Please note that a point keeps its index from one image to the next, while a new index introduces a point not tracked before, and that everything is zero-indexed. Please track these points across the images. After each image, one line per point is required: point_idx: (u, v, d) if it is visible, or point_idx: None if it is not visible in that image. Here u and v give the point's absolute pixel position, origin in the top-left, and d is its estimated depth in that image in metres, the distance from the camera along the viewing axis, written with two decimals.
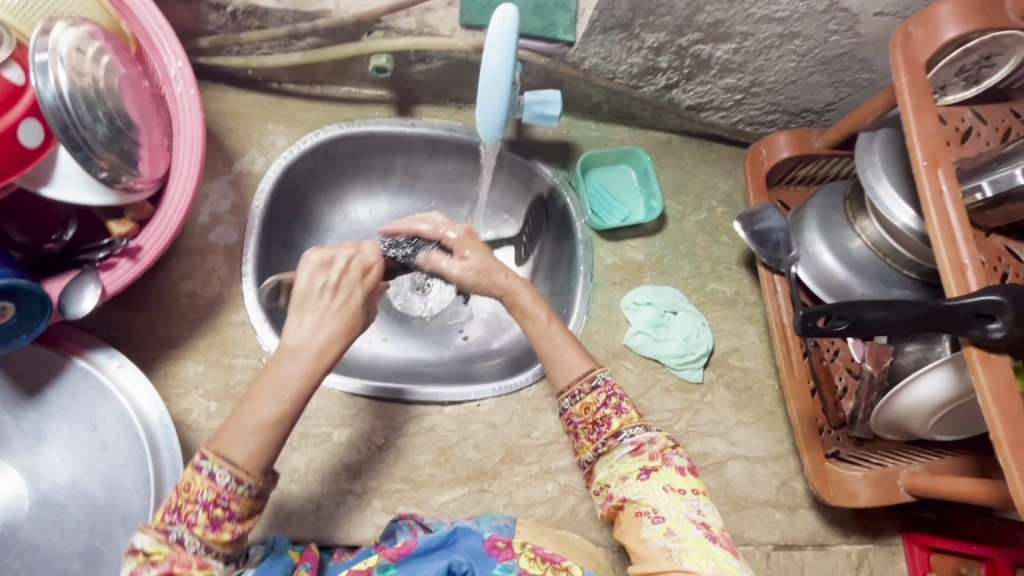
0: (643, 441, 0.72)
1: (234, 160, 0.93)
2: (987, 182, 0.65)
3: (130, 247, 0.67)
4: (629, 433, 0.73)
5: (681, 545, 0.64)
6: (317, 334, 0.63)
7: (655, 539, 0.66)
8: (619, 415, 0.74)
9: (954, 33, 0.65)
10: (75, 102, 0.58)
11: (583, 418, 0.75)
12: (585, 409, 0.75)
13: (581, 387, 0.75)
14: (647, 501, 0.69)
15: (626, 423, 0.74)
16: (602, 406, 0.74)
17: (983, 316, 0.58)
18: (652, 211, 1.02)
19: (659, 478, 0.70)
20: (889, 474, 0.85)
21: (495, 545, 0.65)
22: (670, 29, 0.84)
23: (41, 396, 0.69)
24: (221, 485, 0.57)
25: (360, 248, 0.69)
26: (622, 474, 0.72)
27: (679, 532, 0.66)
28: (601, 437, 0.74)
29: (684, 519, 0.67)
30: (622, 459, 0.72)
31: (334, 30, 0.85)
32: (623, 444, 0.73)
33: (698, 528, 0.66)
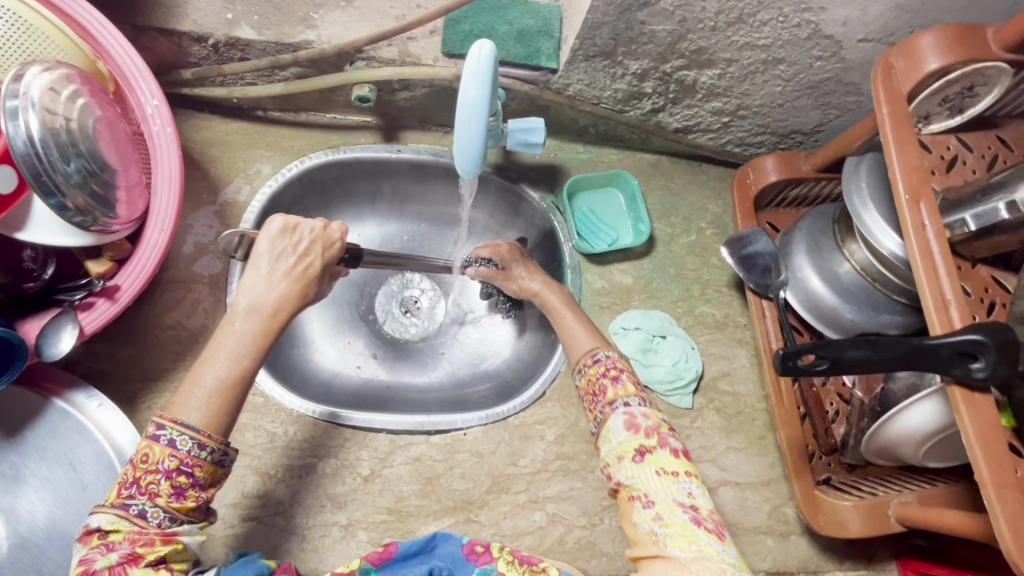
0: (637, 414, 0.71)
1: (219, 190, 0.93)
2: (972, 216, 0.64)
3: (108, 287, 0.67)
4: (624, 403, 0.72)
5: (667, 530, 0.63)
6: (273, 292, 0.64)
7: (644, 523, 0.65)
8: (615, 384, 0.74)
9: (935, 65, 0.64)
10: (47, 147, 0.58)
11: (586, 390, 0.77)
12: (588, 381, 0.77)
13: (585, 361, 0.79)
14: (639, 486, 0.67)
15: (621, 393, 0.73)
16: (602, 377, 0.76)
17: (966, 356, 0.58)
18: (640, 235, 1.01)
19: (652, 461, 0.68)
20: (880, 504, 0.84)
21: (474, 550, 0.68)
22: (653, 56, 0.83)
23: (20, 437, 0.69)
24: (182, 451, 0.57)
25: (325, 221, 0.70)
26: (618, 454, 0.70)
27: (666, 517, 0.64)
28: (599, 407, 0.74)
29: (672, 503, 0.65)
30: (618, 437, 0.70)
31: (317, 61, 0.86)
32: (617, 412, 0.71)
33: (685, 512, 0.64)
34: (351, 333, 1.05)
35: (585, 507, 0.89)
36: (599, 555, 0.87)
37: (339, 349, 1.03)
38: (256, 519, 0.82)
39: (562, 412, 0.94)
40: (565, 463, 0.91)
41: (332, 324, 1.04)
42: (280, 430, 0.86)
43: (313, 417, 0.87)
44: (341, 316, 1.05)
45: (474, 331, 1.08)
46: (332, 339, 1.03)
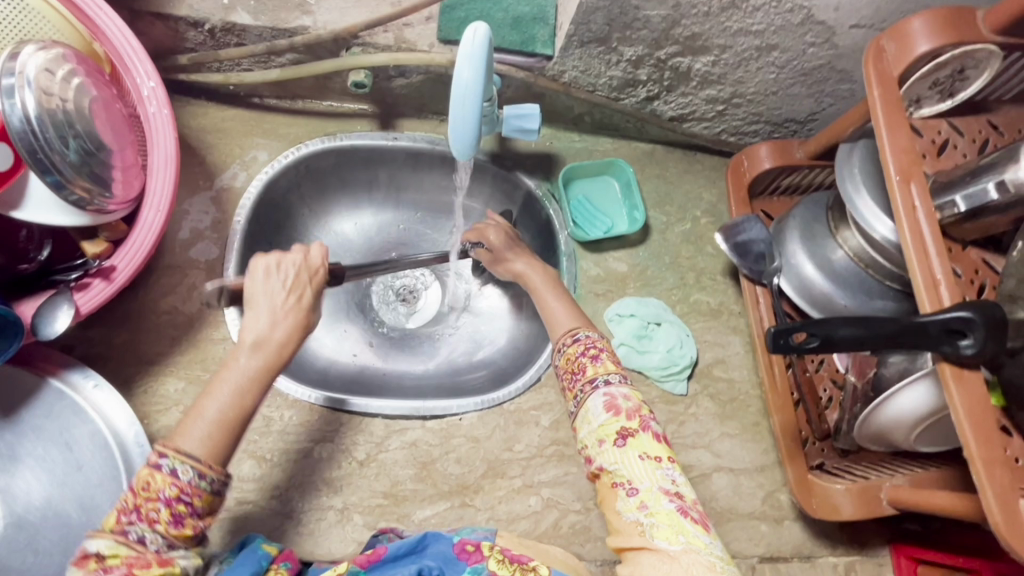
0: (618, 396, 0.70)
1: (215, 176, 0.93)
2: (962, 197, 0.65)
3: (104, 267, 0.67)
4: (604, 381, 0.72)
5: (653, 520, 0.63)
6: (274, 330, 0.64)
7: (629, 513, 0.65)
8: (595, 362, 0.74)
9: (926, 47, 0.64)
10: (43, 125, 0.59)
11: (565, 369, 0.76)
12: (567, 360, 0.76)
13: (564, 341, 0.78)
14: (624, 472, 0.67)
15: (601, 371, 0.73)
16: (581, 356, 0.75)
17: (954, 332, 0.58)
18: (635, 223, 1.01)
19: (635, 445, 0.68)
20: (872, 487, 0.85)
21: (464, 549, 0.67)
22: (648, 42, 0.84)
23: (16, 417, 0.69)
24: (183, 481, 0.56)
25: (305, 251, 0.71)
26: (599, 437, 0.69)
27: (651, 506, 0.64)
28: (579, 384, 0.73)
29: (658, 491, 0.65)
30: (599, 418, 0.70)
31: (312, 47, 0.86)
32: (597, 392, 0.71)
33: (670, 501, 0.64)
34: (348, 321, 1.05)
35: (580, 492, 0.90)
36: (594, 539, 0.88)
37: (336, 336, 1.03)
38: (252, 503, 0.82)
39: (557, 398, 0.94)
40: (560, 448, 0.92)
41: (328, 311, 1.04)
42: (277, 414, 0.86)
43: (314, 403, 0.88)
44: (337, 304, 1.05)
45: (472, 316, 1.09)
46: (329, 326, 1.03)
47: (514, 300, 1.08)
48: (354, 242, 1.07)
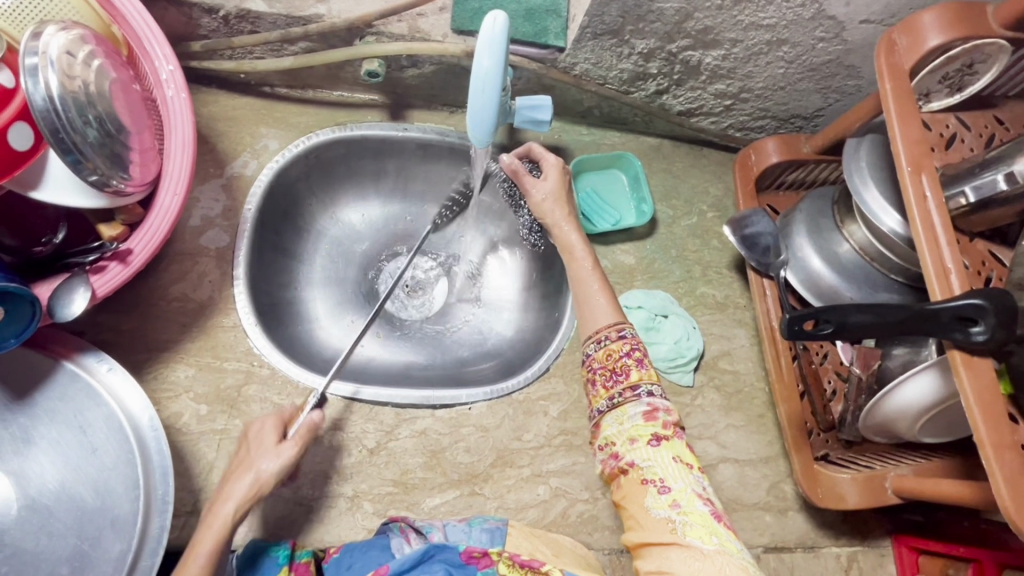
0: (658, 406, 0.72)
1: (226, 163, 0.93)
2: (971, 188, 0.66)
3: (121, 250, 0.67)
4: (647, 389, 0.73)
5: (686, 518, 0.65)
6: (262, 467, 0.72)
7: (659, 509, 0.66)
8: (639, 367, 0.74)
9: (937, 41, 0.66)
10: (66, 105, 0.59)
11: (604, 364, 0.76)
12: (608, 355, 0.76)
13: (608, 334, 0.77)
14: (656, 469, 0.68)
15: (645, 377, 0.74)
16: (625, 355, 0.75)
17: (965, 319, 0.59)
18: (642, 215, 1.03)
19: (669, 447, 0.70)
20: (877, 477, 0.86)
21: (473, 555, 0.67)
22: (660, 35, 0.85)
23: (30, 399, 0.69)
24: None
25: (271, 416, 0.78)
26: (631, 436, 0.71)
27: (684, 505, 0.66)
28: (618, 386, 0.74)
29: (691, 493, 0.67)
30: (634, 420, 0.72)
31: (327, 35, 0.87)
32: (640, 401, 0.73)
33: (703, 504, 0.66)
34: (354, 312, 1.04)
35: (587, 481, 0.90)
36: (603, 529, 0.88)
37: (343, 327, 1.02)
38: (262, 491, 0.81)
39: (565, 388, 0.95)
40: (569, 438, 0.92)
41: (335, 301, 1.03)
42: (287, 402, 0.85)
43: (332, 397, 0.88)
44: (344, 295, 1.04)
45: (480, 305, 1.09)
46: (335, 317, 1.02)
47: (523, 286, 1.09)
48: (361, 232, 1.08)
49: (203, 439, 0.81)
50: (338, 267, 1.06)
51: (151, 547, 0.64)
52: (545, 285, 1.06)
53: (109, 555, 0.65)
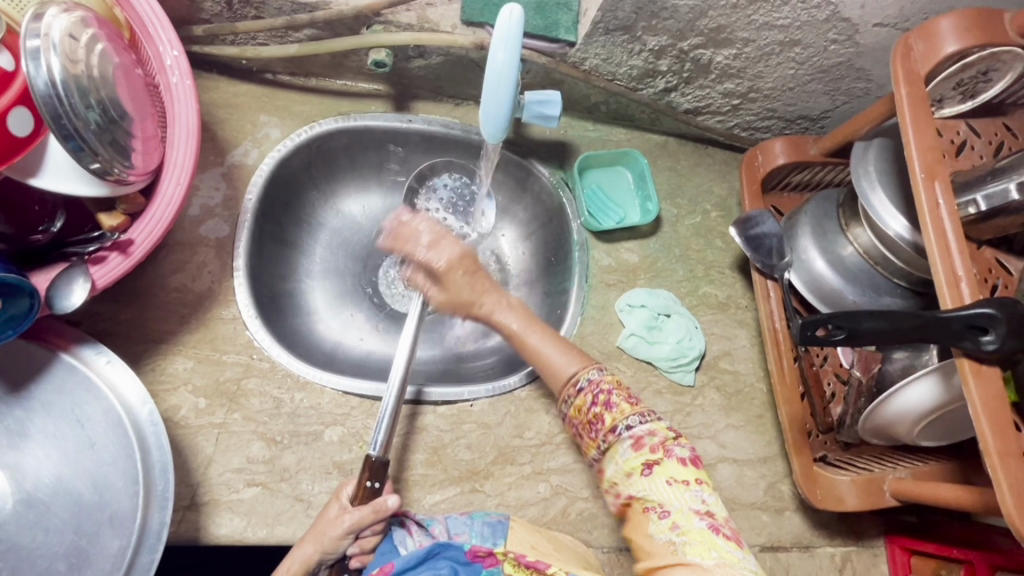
0: (642, 433, 0.70)
1: (226, 152, 0.91)
2: (982, 197, 0.66)
3: (122, 240, 0.66)
4: (625, 425, 0.70)
5: (685, 538, 0.64)
6: (331, 531, 0.69)
7: (661, 534, 0.65)
8: (610, 410, 0.72)
9: (954, 48, 0.65)
10: (68, 90, 0.57)
11: (579, 419, 0.74)
12: (579, 410, 0.74)
13: (569, 391, 0.75)
14: (652, 497, 0.67)
15: (619, 417, 0.71)
16: (592, 405, 0.73)
17: (976, 328, 0.60)
18: (647, 214, 1.02)
19: (662, 472, 0.68)
20: (876, 479, 0.88)
21: (477, 553, 0.66)
22: (672, 33, 0.85)
23: (26, 391, 0.67)
24: None
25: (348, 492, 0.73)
26: (626, 471, 0.70)
27: (683, 525, 0.65)
28: (600, 435, 0.72)
29: (688, 511, 0.66)
30: (625, 455, 0.70)
31: (333, 22, 0.85)
32: (622, 438, 0.70)
33: (701, 519, 0.65)
34: (354, 305, 1.03)
35: (588, 479, 0.90)
36: (602, 527, 0.88)
37: (343, 320, 1.00)
38: (262, 485, 0.79)
39: None
40: (570, 435, 0.92)
41: (335, 294, 1.02)
42: (288, 396, 0.84)
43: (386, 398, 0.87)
44: (344, 287, 1.03)
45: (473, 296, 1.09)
46: (335, 310, 1.01)
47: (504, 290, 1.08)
48: (362, 224, 1.07)
49: (202, 433, 0.79)
50: (338, 259, 1.04)
51: (149, 544, 0.63)
52: (550, 282, 1.05)
53: (107, 552, 0.64)
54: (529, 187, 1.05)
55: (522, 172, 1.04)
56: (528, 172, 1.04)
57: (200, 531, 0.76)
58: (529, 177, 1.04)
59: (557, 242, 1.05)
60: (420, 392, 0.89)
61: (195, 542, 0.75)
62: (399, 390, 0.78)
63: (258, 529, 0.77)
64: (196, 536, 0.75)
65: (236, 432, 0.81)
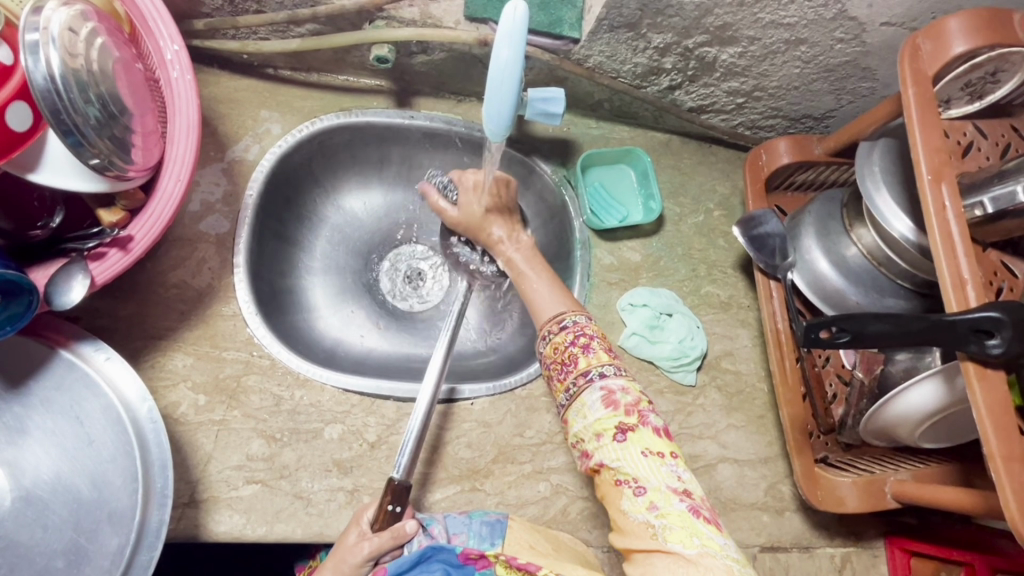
0: (615, 389, 0.70)
1: (227, 147, 0.90)
2: (989, 199, 0.65)
3: (121, 236, 0.66)
4: (598, 372, 0.72)
5: (664, 521, 0.63)
6: (351, 560, 0.67)
7: (638, 513, 0.65)
8: (587, 353, 0.73)
9: (962, 48, 0.65)
10: (67, 84, 0.56)
11: (553, 358, 0.75)
12: (555, 349, 0.75)
13: (550, 328, 0.77)
14: (627, 469, 0.66)
15: (593, 362, 0.72)
16: (570, 345, 0.74)
17: (981, 332, 0.59)
18: (649, 213, 1.01)
19: (635, 441, 0.68)
20: (877, 481, 0.87)
21: (470, 556, 0.65)
22: (677, 30, 0.84)
23: (25, 387, 0.67)
24: None
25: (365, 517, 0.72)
26: (596, 431, 0.69)
27: (661, 506, 0.64)
28: (570, 377, 0.73)
29: (666, 491, 0.65)
30: (595, 412, 0.70)
31: (335, 17, 0.85)
32: (593, 387, 0.70)
33: (681, 501, 0.64)
34: (355, 302, 1.02)
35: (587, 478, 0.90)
36: (601, 526, 0.88)
37: (343, 317, 1.00)
38: (261, 482, 0.79)
39: None
40: None
41: (335, 291, 1.02)
42: (287, 393, 0.84)
43: (386, 397, 0.86)
44: (344, 284, 1.03)
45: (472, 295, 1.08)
46: (336, 306, 1.00)
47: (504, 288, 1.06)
48: (363, 220, 1.06)
49: (201, 430, 0.79)
50: (339, 255, 1.04)
51: (149, 541, 0.64)
52: None
53: (106, 549, 0.64)
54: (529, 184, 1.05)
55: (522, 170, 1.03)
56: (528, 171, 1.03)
57: (199, 528, 0.75)
58: (529, 174, 1.04)
59: (557, 242, 1.04)
60: (452, 392, 0.90)
61: (194, 538, 0.75)
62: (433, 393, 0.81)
63: (257, 526, 0.77)
64: (196, 533, 0.75)
65: (236, 429, 0.80)
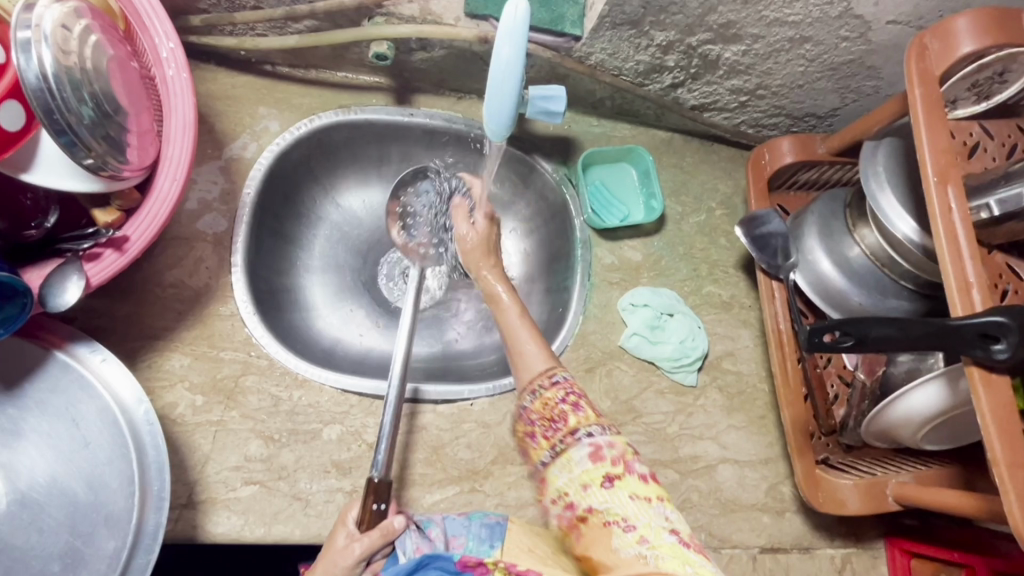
0: (603, 444, 0.65)
1: (225, 145, 0.89)
2: (995, 201, 0.64)
3: (116, 237, 0.65)
4: (587, 432, 0.66)
5: (655, 553, 0.58)
6: (343, 563, 0.66)
7: (628, 548, 0.59)
8: (577, 411, 0.68)
9: (970, 48, 0.64)
10: (60, 84, 0.55)
11: (540, 414, 0.69)
12: (543, 405, 0.69)
13: (541, 383, 0.71)
14: (616, 510, 0.61)
15: (582, 421, 0.67)
16: (560, 402, 0.68)
17: (987, 337, 0.59)
18: (651, 212, 1.01)
19: (623, 486, 0.63)
20: (878, 483, 0.87)
21: (467, 563, 0.63)
22: (680, 28, 0.83)
23: (19, 389, 0.66)
24: None
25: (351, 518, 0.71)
26: (584, 482, 0.64)
27: (651, 540, 0.60)
28: (558, 435, 0.67)
29: (657, 525, 0.61)
30: (582, 465, 0.64)
31: (333, 14, 0.84)
32: (581, 444, 0.65)
33: (670, 535, 0.60)
34: (354, 301, 1.01)
35: None
36: None
37: (342, 316, 0.99)
38: (259, 484, 0.78)
39: None
40: None
41: (334, 290, 1.01)
42: (285, 394, 0.83)
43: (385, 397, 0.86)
44: (343, 283, 1.02)
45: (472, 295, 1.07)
46: (334, 305, 1.00)
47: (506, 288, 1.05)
48: (363, 218, 1.05)
49: (198, 431, 0.79)
50: (338, 253, 1.03)
51: (145, 545, 0.63)
52: (551, 279, 1.04)
53: (102, 553, 0.64)
54: (531, 180, 1.04)
55: (524, 167, 1.03)
56: (530, 168, 1.02)
57: (197, 529, 0.75)
58: (531, 172, 1.03)
59: (559, 242, 1.04)
60: (416, 392, 0.88)
61: (192, 540, 0.74)
62: (399, 388, 0.79)
63: (255, 527, 0.77)
64: (194, 534, 0.75)
65: (234, 430, 0.80)
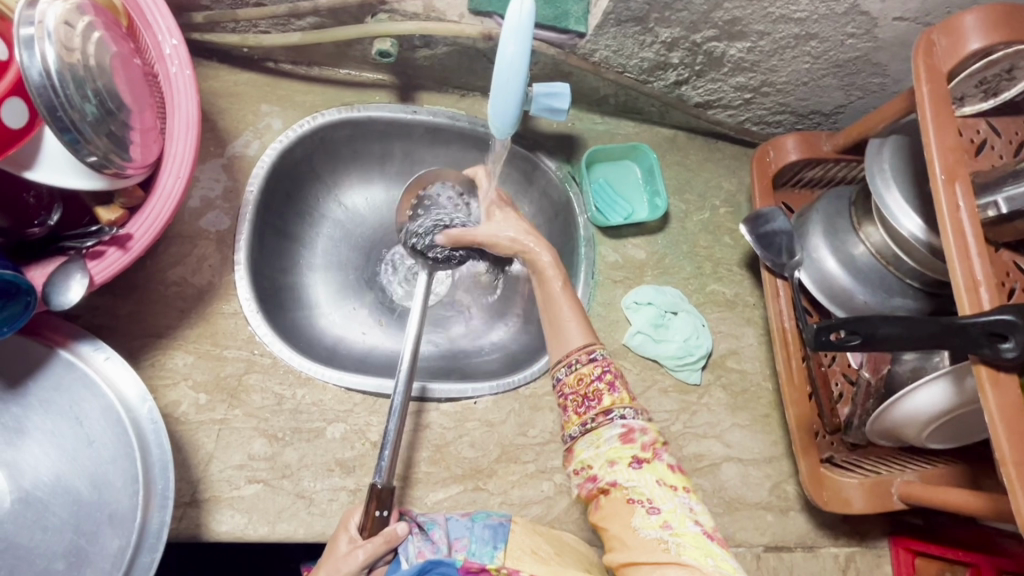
0: (635, 427, 0.67)
1: (227, 142, 0.89)
2: (1003, 199, 0.64)
3: (120, 235, 0.65)
4: (621, 413, 0.68)
5: (678, 539, 0.62)
6: (345, 568, 0.65)
7: (649, 529, 0.63)
8: (612, 392, 0.69)
9: (978, 45, 0.64)
10: (63, 81, 0.55)
11: (574, 389, 0.70)
12: (579, 379, 0.70)
13: (578, 357, 0.71)
14: (642, 490, 0.65)
15: (617, 402, 0.68)
16: (596, 380, 0.70)
17: (995, 335, 0.59)
18: (655, 210, 1.00)
19: (651, 470, 0.66)
20: (883, 482, 0.87)
21: (470, 569, 0.67)
22: (685, 25, 0.82)
23: (23, 387, 0.66)
24: None
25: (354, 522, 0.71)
26: (610, 458, 0.67)
27: (675, 526, 0.63)
28: (590, 413, 0.69)
29: (682, 512, 0.64)
30: (611, 443, 0.67)
31: (336, 10, 0.84)
32: (614, 424, 0.67)
33: (694, 523, 0.63)
34: (357, 299, 1.01)
35: None
36: None
37: (345, 314, 0.99)
38: (263, 482, 0.78)
39: None
40: None
41: (336, 288, 1.00)
42: (289, 392, 0.83)
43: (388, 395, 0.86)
44: (346, 281, 1.02)
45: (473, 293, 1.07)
46: (337, 303, 0.99)
47: (508, 287, 1.06)
48: (365, 216, 1.05)
49: (201, 429, 0.78)
50: (341, 251, 1.03)
51: (149, 543, 0.63)
52: None
53: (106, 551, 0.64)
54: (535, 178, 1.03)
55: (528, 164, 1.02)
56: (534, 166, 1.02)
57: (200, 528, 0.75)
58: (535, 170, 1.02)
59: (563, 241, 1.03)
60: (423, 390, 0.88)
61: (195, 538, 0.74)
62: (405, 389, 0.77)
63: (259, 526, 0.76)
64: (197, 533, 0.75)
65: (237, 428, 0.80)
